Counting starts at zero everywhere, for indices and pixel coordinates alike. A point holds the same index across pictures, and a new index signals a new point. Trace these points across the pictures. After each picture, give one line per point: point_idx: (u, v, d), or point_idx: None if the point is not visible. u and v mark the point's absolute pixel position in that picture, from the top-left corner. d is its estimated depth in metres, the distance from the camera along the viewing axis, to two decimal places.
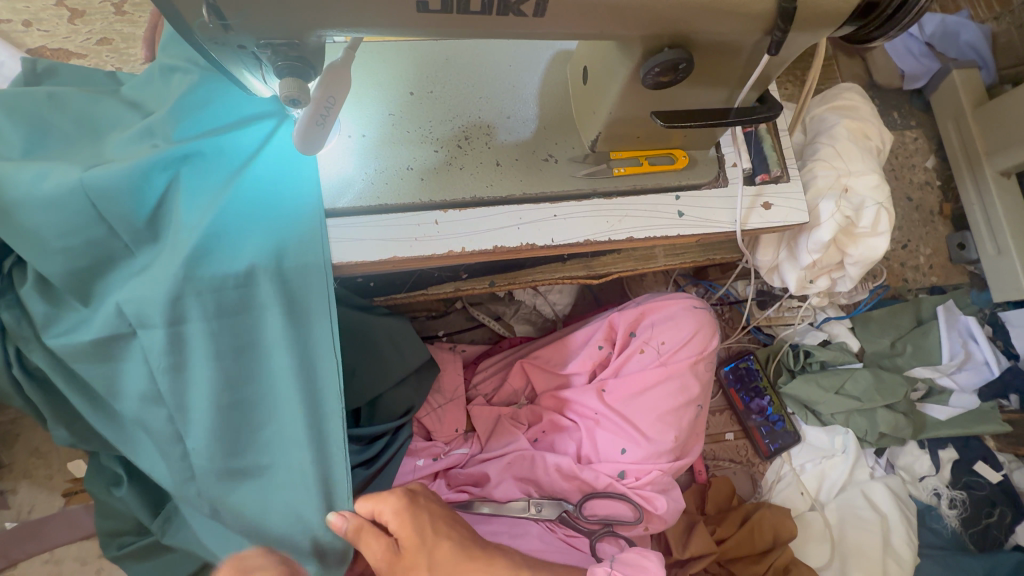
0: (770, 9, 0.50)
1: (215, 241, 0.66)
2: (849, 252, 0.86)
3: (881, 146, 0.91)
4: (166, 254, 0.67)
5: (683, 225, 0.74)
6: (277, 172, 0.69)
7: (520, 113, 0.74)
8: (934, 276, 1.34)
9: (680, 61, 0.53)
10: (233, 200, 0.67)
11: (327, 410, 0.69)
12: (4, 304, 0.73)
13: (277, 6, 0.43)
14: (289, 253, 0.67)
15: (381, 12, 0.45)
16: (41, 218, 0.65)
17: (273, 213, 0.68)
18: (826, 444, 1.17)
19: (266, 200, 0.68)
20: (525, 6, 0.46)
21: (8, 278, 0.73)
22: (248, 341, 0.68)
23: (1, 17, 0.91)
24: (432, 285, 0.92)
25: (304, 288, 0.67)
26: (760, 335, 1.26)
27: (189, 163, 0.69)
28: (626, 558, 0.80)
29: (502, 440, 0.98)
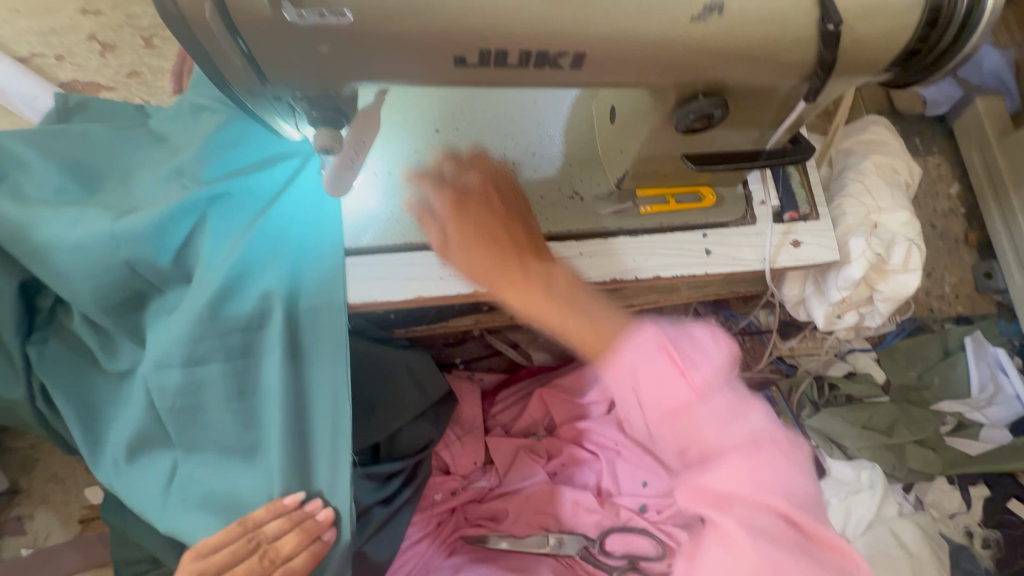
0: (808, 59, 0.48)
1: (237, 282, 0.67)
2: (878, 289, 0.83)
3: (910, 181, 0.90)
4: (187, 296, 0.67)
5: (711, 263, 0.73)
6: (299, 213, 0.70)
7: (546, 150, 0.74)
8: (960, 305, 1.32)
9: (714, 110, 0.52)
10: (256, 240, 0.68)
11: (333, 455, 0.66)
12: (36, 341, 0.75)
13: (314, 64, 0.42)
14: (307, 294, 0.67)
15: (416, 68, 0.44)
16: (71, 261, 0.67)
17: (295, 255, 0.68)
18: (852, 479, 1.10)
19: (288, 241, 0.69)
20: (563, 60, 0.44)
21: (50, 316, 0.76)
22: (259, 383, 0.67)
23: (36, 51, 0.93)
24: (453, 317, 0.92)
25: (319, 330, 0.67)
26: (783, 364, 1.23)
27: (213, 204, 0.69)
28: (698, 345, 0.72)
29: (520, 474, 0.95)
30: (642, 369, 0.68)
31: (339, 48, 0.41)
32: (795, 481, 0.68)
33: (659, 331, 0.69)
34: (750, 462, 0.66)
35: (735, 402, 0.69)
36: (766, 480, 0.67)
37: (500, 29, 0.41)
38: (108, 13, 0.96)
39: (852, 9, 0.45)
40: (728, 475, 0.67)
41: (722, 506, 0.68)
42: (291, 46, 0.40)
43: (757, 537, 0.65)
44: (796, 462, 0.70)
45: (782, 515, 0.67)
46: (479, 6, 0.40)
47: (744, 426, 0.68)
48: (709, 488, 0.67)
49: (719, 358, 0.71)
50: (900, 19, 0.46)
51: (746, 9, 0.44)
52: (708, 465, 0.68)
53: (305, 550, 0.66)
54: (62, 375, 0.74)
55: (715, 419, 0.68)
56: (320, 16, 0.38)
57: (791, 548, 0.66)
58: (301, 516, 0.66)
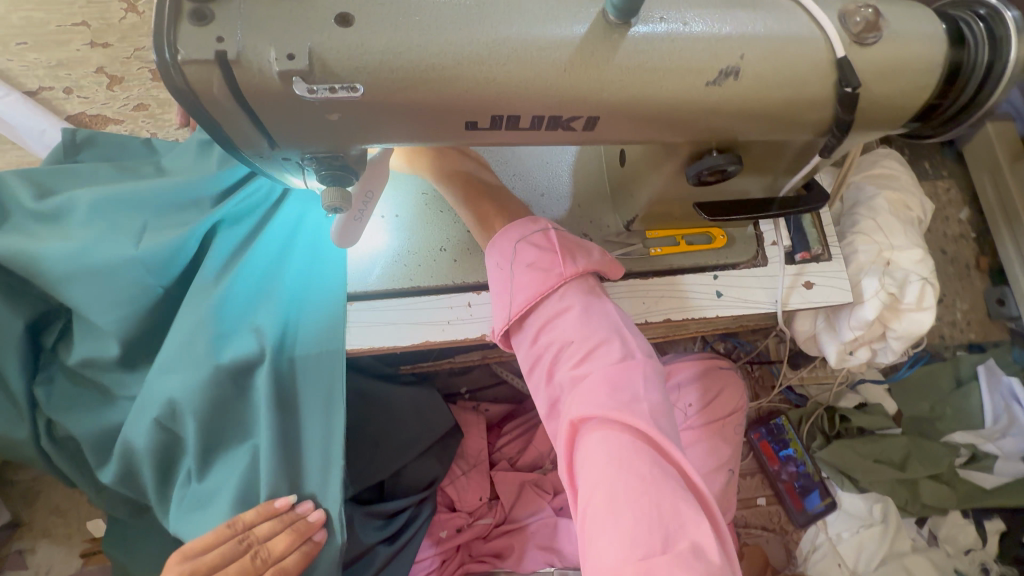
0: (826, 118, 0.46)
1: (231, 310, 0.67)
2: (892, 327, 0.81)
3: (922, 217, 0.89)
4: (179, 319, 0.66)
5: (722, 305, 0.72)
6: (301, 240, 0.71)
7: (554, 190, 0.73)
8: (973, 332, 1.30)
9: (729, 166, 0.51)
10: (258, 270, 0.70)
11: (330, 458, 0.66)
12: (42, 380, 0.74)
13: (324, 130, 0.42)
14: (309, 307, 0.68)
15: (423, 130, 0.43)
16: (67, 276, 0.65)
17: (299, 273, 0.70)
18: (863, 511, 1.08)
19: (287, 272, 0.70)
20: (576, 123, 0.44)
21: (53, 352, 0.75)
22: (253, 412, 0.67)
23: (45, 84, 0.94)
24: (458, 354, 0.90)
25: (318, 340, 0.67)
26: (793, 395, 1.21)
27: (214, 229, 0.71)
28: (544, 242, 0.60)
29: (525, 510, 0.94)
30: (526, 267, 0.58)
31: (348, 115, 0.40)
32: (665, 426, 0.51)
33: (551, 224, 0.62)
34: (611, 372, 0.51)
35: (590, 309, 0.56)
36: (630, 398, 0.50)
37: (512, 96, 0.41)
38: (116, 45, 0.97)
39: (871, 70, 0.44)
40: (590, 398, 0.50)
41: (587, 439, 0.50)
42: (302, 117, 0.40)
43: (617, 477, 0.46)
44: (664, 402, 0.53)
45: (637, 440, 0.48)
46: (494, 76, 0.40)
47: (611, 350, 0.53)
48: (577, 415, 0.50)
49: (595, 259, 0.61)
50: (922, 77, 0.45)
51: (764, 72, 0.43)
52: (569, 359, 0.54)
53: (298, 550, 0.64)
54: (66, 413, 0.73)
55: (576, 315, 0.56)
56: (331, 90, 0.38)
57: (673, 523, 0.45)
58: (293, 518, 0.65)
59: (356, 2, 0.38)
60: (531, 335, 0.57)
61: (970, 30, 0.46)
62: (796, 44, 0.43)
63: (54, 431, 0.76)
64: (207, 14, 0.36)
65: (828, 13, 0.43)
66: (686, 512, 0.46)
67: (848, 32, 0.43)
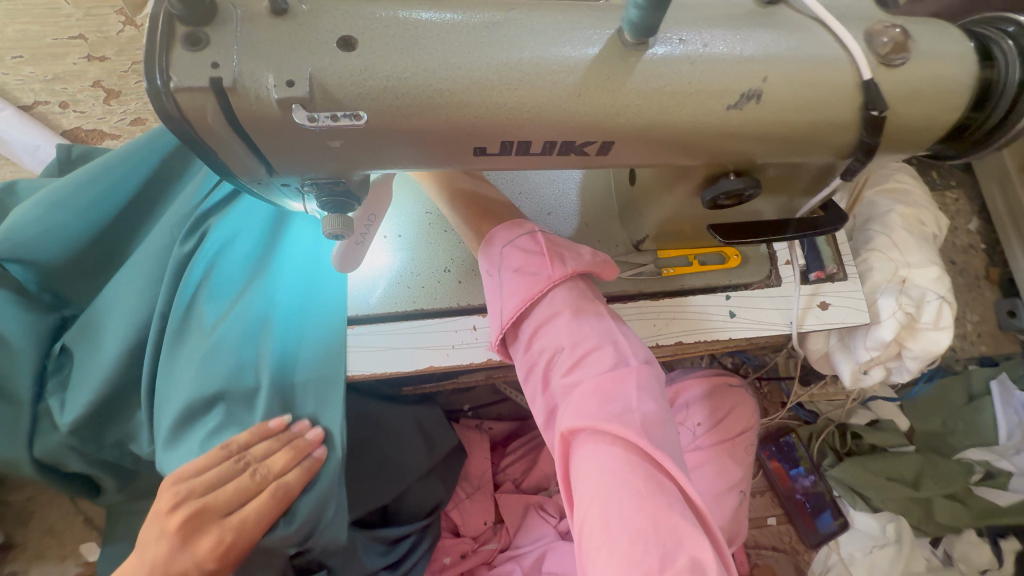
0: (848, 141, 0.44)
1: (223, 283, 0.68)
2: (907, 347, 0.79)
3: (937, 232, 0.86)
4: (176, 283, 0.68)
5: (736, 326, 0.69)
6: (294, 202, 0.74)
7: (562, 208, 0.71)
8: (983, 345, 1.27)
9: (747, 190, 0.49)
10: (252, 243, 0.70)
11: (327, 378, 0.64)
12: (52, 390, 0.69)
13: (321, 155, 0.39)
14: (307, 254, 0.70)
15: (424, 154, 0.40)
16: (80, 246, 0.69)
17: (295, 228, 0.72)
18: (877, 531, 1.04)
19: (284, 255, 0.70)
20: (590, 147, 0.42)
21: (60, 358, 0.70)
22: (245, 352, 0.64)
23: (40, 98, 0.92)
24: (461, 375, 0.84)
25: (316, 277, 0.68)
26: (802, 411, 1.20)
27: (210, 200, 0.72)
28: (530, 245, 0.59)
29: (531, 535, 0.90)
30: (513, 273, 0.57)
31: (350, 142, 0.38)
32: (663, 439, 0.49)
33: (537, 228, 0.60)
34: (600, 382, 0.50)
35: (581, 314, 0.55)
36: (621, 409, 0.49)
37: (522, 121, 0.39)
38: (114, 58, 0.95)
39: (898, 92, 0.42)
40: (581, 408, 0.49)
41: (580, 451, 0.48)
42: (303, 145, 0.38)
43: (610, 494, 0.45)
44: (661, 411, 0.51)
45: (629, 453, 0.47)
46: (504, 102, 0.38)
47: (601, 355, 0.53)
48: (569, 426, 0.48)
49: (586, 261, 0.59)
50: (950, 98, 0.43)
51: (788, 96, 0.41)
52: (562, 366, 0.53)
53: (298, 467, 0.62)
54: (94, 431, 0.69)
55: (566, 320, 0.55)
56: (333, 118, 0.36)
57: (669, 540, 0.43)
58: (290, 437, 0.62)
59: (360, 25, 0.36)
60: (523, 340, 0.56)
61: (997, 48, 0.44)
62: (822, 66, 0.41)
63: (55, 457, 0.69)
64: (202, 38, 0.34)
65: (853, 33, 0.41)
66: (683, 528, 0.44)
67: (876, 53, 0.41)
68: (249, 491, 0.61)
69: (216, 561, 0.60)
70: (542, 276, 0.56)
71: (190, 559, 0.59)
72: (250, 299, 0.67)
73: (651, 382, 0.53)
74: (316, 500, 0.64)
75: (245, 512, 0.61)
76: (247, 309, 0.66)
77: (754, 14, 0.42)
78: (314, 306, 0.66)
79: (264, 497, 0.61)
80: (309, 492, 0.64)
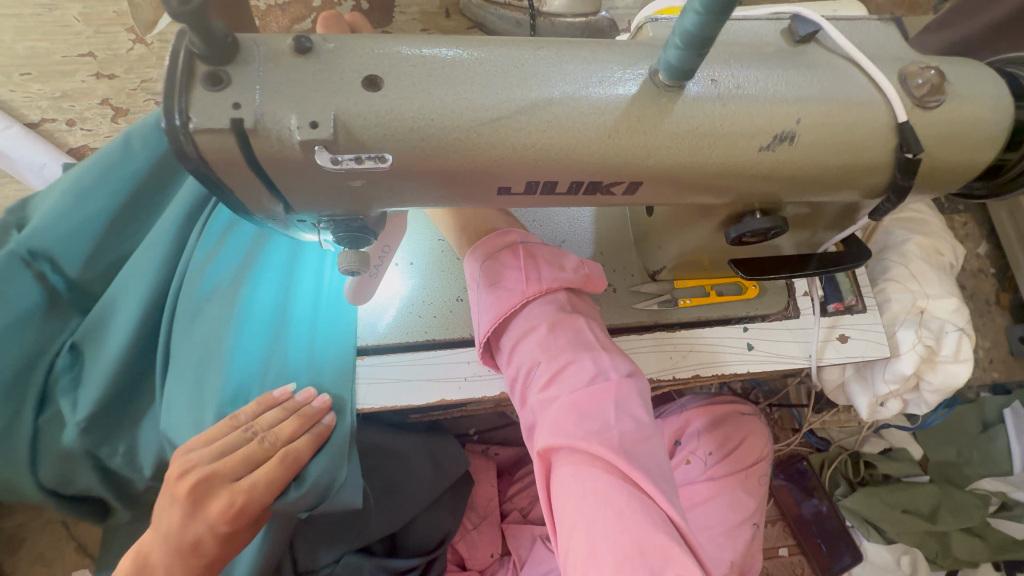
0: (881, 182, 0.43)
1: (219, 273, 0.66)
2: (926, 379, 0.77)
3: (955, 262, 0.85)
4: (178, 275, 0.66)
5: (753, 359, 0.68)
6: None
7: (576, 237, 0.70)
8: (995, 371, 1.26)
9: (774, 229, 0.48)
10: (250, 239, 0.68)
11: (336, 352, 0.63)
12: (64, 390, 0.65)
13: (342, 194, 0.38)
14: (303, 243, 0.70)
15: (449, 193, 0.39)
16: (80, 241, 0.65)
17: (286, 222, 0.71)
18: (891, 564, 1.02)
19: (279, 247, 0.69)
20: (617, 187, 0.40)
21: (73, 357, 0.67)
22: (254, 336, 0.64)
23: (47, 116, 0.91)
24: (469, 404, 0.80)
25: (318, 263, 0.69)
26: (813, 439, 1.17)
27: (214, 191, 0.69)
28: (503, 261, 0.57)
29: (538, 569, 0.85)
30: (487, 289, 0.57)
31: (373, 181, 0.37)
32: (645, 456, 0.47)
33: (518, 240, 0.59)
34: (577, 397, 0.48)
35: (558, 326, 0.54)
36: (598, 426, 0.47)
37: (550, 161, 0.37)
38: (123, 76, 0.94)
39: (932, 135, 0.41)
40: (557, 426, 0.48)
41: (560, 471, 0.47)
42: (323, 185, 0.37)
43: (593, 516, 0.43)
44: (642, 425, 0.49)
45: (609, 472, 0.45)
46: (533, 141, 0.36)
47: (579, 366, 0.51)
48: (546, 445, 0.47)
49: (568, 274, 0.57)
50: (986, 142, 0.42)
51: (823, 137, 0.40)
52: (540, 380, 0.52)
53: (307, 433, 0.58)
54: (98, 442, 0.65)
55: (543, 333, 0.53)
56: (357, 160, 0.35)
57: (659, 561, 0.41)
58: (295, 406, 0.59)
59: (387, 65, 0.35)
60: (504, 353, 0.56)
61: None
62: (855, 107, 0.39)
63: (63, 474, 0.67)
64: (223, 78, 0.33)
65: (886, 75, 0.40)
66: (673, 549, 0.41)
67: (911, 95, 0.40)
68: (258, 458, 0.57)
69: (229, 524, 0.55)
70: (512, 288, 0.55)
71: (203, 524, 0.54)
72: (248, 296, 0.65)
73: (630, 393, 0.51)
74: (327, 463, 0.60)
75: (255, 477, 0.56)
76: (247, 298, 0.65)
77: (786, 53, 0.41)
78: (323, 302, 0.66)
79: (273, 465, 0.56)
80: (319, 455, 0.60)
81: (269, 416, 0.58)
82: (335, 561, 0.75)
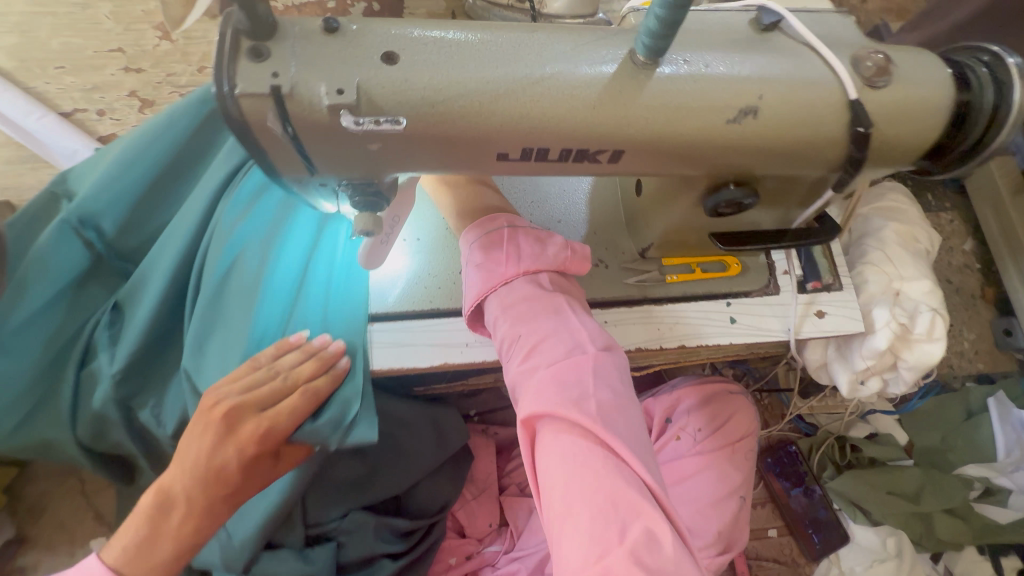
0: (839, 156, 0.48)
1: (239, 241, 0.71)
2: (903, 357, 0.81)
3: (930, 248, 0.90)
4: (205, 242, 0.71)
5: (735, 332, 0.72)
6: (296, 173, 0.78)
7: (570, 218, 0.75)
8: (981, 362, 1.30)
9: (745, 199, 0.53)
10: (268, 212, 0.73)
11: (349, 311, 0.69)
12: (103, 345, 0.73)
13: (361, 158, 0.44)
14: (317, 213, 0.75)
15: (455, 160, 0.45)
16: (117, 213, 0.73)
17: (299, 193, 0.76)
18: (877, 545, 1.06)
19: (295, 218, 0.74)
20: (602, 155, 0.46)
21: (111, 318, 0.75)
22: (275, 299, 0.70)
23: (79, 106, 0.98)
24: (471, 376, 0.87)
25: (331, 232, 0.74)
26: (801, 424, 1.22)
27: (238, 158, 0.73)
28: (490, 243, 0.62)
29: (534, 537, 0.90)
30: (476, 269, 0.61)
31: (388, 145, 0.42)
32: (620, 423, 0.51)
33: (506, 223, 0.63)
34: (558, 370, 0.52)
35: (539, 304, 0.58)
36: (577, 395, 0.51)
37: (543, 129, 0.43)
38: (149, 70, 1.01)
39: (882, 112, 0.46)
40: (540, 395, 0.51)
41: (542, 436, 0.51)
42: (346, 148, 0.42)
43: (571, 476, 0.47)
44: (617, 396, 0.53)
45: (586, 436, 0.49)
46: (527, 110, 0.42)
47: (559, 337, 0.56)
48: (529, 413, 0.51)
49: (549, 258, 0.61)
50: (931, 119, 0.47)
51: (782, 112, 0.45)
52: (521, 354, 0.56)
53: (326, 375, 0.64)
54: (131, 395, 0.73)
55: (526, 310, 0.57)
56: (375, 122, 0.40)
57: (630, 515, 0.45)
58: (314, 350, 0.65)
59: (401, 43, 0.40)
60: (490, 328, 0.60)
61: (974, 75, 0.49)
62: (811, 86, 0.45)
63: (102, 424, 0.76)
64: (264, 51, 0.39)
65: (840, 58, 0.46)
66: (641, 504, 0.46)
67: (861, 76, 0.46)
68: (283, 393, 0.63)
69: (255, 447, 0.61)
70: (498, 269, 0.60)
71: (232, 449, 0.60)
72: (268, 265, 0.71)
73: (607, 367, 0.55)
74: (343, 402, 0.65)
75: (280, 408, 0.62)
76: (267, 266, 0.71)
77: (752, 39, 0.46)
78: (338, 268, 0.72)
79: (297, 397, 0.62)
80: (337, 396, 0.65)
81: (273, 374, 0.63)
82: (342, 514, 0.80)
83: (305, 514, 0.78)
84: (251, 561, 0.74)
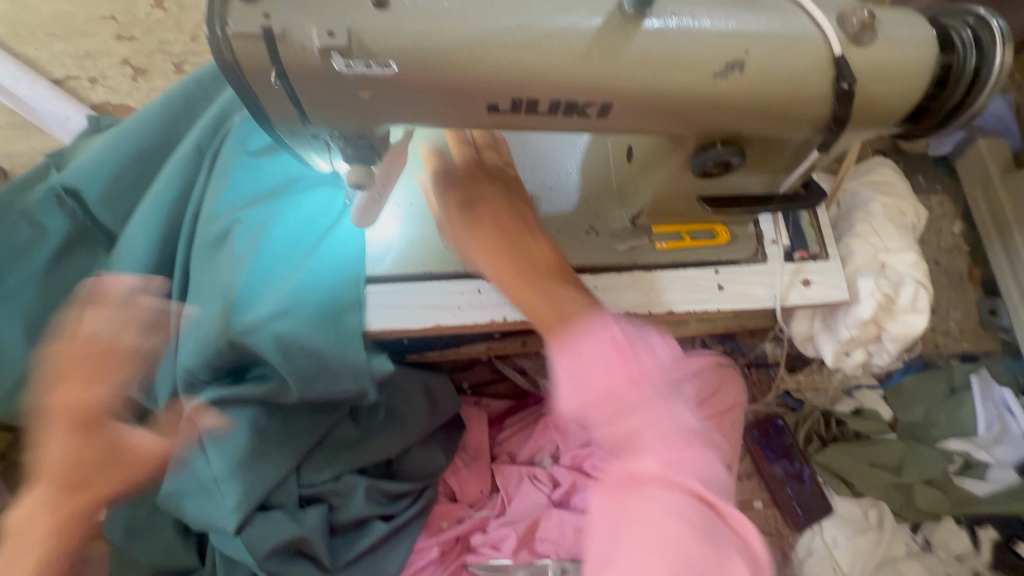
0: (822, 115, 0.49)
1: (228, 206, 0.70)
2: (886, 328, 0.83)
3: (916, 223, 0.92)
4: (191, 204, 0.73)
5: (723, 299, 0.74)
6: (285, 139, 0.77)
7: (563, 185, 0.76)
8: (966, 342, 1.32)
9: (732, 157, 0.54)
10: (258, 177, 0.72)
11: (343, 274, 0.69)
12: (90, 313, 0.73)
13: (354, 107, 0.45)
14: (307, 177, 0.73)
15: (449, 113, 0.46)
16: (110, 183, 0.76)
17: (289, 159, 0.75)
18: (860, 516, 1.10)
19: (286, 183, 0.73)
20: (590, 108, 0.46)
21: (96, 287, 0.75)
22: (264, 260, 0.69)
23: (70, 73, 0.97)
24: (464, 344, 0.90)
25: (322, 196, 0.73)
26: (789, 399, 1.22)
27: (222, 124, 0.76)
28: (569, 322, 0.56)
29: (524, 502, 0.93)
30: (561, 345, 0.55)
31: (379, 94, 0.43)
32: (710, 469, 0.53)
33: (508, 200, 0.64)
34: (666, 432, 0.51)
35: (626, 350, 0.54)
36: (681, 456, 0.52)
37: (532, 79, 0.44)
38: (142, 38, 1.00)
39: (866, 69, 0.47)
40: (652, 454, 0.51)
41: (644, 504, 0.50)
42: (338, 94, 0.43)
43: (677, 549, 0.48)
44: (710, 457, 0.53)
45: (694, 507, 0.50)
46: (516, 60, 0.43)
47: (670, 415, 0.52)
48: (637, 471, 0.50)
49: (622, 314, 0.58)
50: (913, 78, 0.48)
51: (767, 67, 0.46)
52: (610, 419, 0.52)
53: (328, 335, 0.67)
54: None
55: (609, 350, 0.53)
56: (366, 66, 0.41)
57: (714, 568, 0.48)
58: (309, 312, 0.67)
59: None
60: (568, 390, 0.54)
61: (957, 37, 0.50)
62: (797, 42, 0.46)
63: None
64: None
65: (826, 15, 0.47)
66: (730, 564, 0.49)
67: (846, 33, 0.46)
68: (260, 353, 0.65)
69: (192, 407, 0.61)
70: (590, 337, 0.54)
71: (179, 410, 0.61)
72: (257, 226, 0.69)
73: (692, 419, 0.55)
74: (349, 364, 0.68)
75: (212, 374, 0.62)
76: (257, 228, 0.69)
77: None
78: (323, 227, 0.71)
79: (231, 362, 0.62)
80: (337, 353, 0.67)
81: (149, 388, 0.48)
82: (335, 478, 0.81)
83: (299, 476, 0.79)
84: (245, 520, 0.74)
